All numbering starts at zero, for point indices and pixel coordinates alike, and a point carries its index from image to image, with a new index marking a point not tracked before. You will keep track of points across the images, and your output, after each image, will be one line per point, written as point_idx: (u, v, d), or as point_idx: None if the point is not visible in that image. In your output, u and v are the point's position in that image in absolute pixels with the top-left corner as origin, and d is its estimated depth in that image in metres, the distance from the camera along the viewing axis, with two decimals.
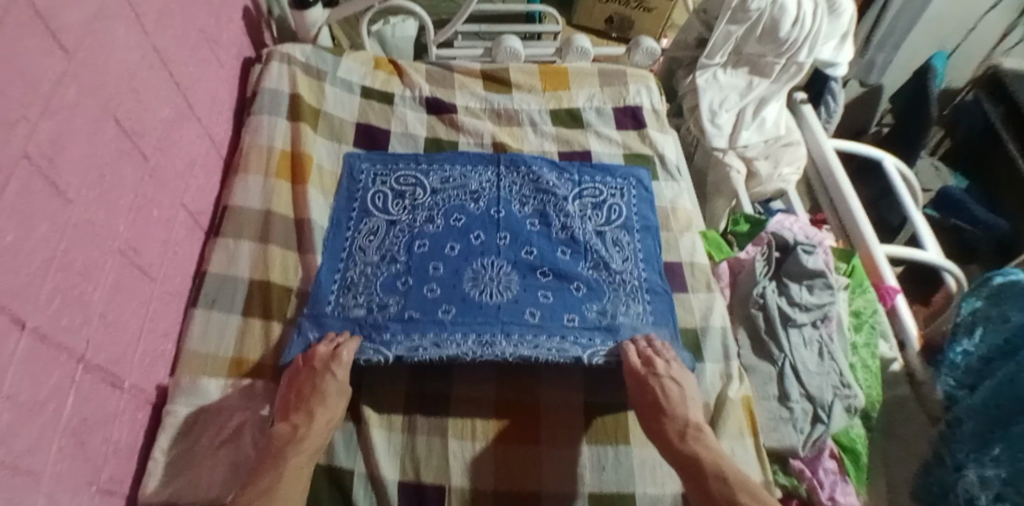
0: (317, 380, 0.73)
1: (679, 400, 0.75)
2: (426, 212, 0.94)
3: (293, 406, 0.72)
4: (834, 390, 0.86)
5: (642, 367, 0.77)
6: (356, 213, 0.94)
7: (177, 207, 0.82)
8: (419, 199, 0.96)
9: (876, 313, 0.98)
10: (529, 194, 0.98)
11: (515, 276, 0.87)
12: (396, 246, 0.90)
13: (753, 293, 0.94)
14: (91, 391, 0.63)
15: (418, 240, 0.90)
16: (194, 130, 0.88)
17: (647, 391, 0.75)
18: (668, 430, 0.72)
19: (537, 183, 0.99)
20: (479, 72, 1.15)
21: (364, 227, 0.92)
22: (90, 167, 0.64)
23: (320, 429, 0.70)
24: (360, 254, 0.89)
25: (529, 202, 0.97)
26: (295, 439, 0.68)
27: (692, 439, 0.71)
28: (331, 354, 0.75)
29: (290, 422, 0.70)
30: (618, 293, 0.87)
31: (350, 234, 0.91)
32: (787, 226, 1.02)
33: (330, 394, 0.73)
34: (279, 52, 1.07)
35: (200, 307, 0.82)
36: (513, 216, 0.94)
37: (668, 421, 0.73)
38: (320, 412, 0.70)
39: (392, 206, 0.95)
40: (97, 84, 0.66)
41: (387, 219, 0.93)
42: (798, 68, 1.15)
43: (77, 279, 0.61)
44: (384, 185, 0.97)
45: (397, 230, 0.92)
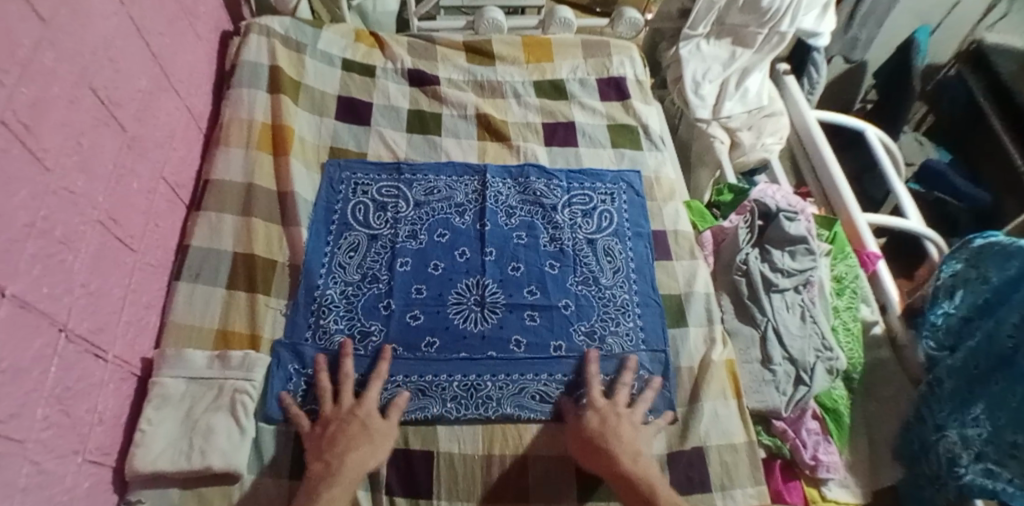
0: (349, 427, 0.70)
1: (631, 435, 0.73)
2: (408, 229, 0.91)
3: (326, 446, 0.69)
4: (816, 352, 0.87)
5: (606, 405, 0.76)
6: (335, 226, 0.90)
7: (157, 179, 0.81)
8: (402, 212, 0.93)
9: (856, 278, 1.00)
10: (516, 205, 0.96)
11: (500, 300, 0.86)
12: (378, 264, 0.88)
13: (736, 260, 0.95)
14: (74, 361, 0.63)
15: (400, 257, 0.88)
16: (172, 102, 0.87)
17: (600, 424, 0.73)
18: (618, 457, 0.70)
19: (524, 193, 0.97)
20: (461, 45, 1.14)
21: (343, 243, 0.89)
22: (68, 135, 0.63)
23: (354, 466, 0.67)
24: (340, 272, 0.86)
25: (516, 213, 0.95)
26: (328, 475, 0.65)
27: (637, 464, 0.69)
28: (351, 404, 0.73)
29: (323, 461, 0.67)
30: (607, 309, 0.87)
31: (329, 250, 0.88)
32: (769, 194, 1.03)
33: (362, 438, 0.69)
34: (258, 24, 1.05)
35: (183, 279, 0.81)
36: (498, 229, 0.93)
37: (617, 452, 0.70)
38: (353, 452, 0.68)
39: (373, 219, 0.92)
40: (74, 51, 0.65)
41: (367, 233, 0.90)
42: (780, 38, 1.14)
43: (57, 247, 0.61)
44: (365, 195, 0.94)
45: (378, 246, 0.89)
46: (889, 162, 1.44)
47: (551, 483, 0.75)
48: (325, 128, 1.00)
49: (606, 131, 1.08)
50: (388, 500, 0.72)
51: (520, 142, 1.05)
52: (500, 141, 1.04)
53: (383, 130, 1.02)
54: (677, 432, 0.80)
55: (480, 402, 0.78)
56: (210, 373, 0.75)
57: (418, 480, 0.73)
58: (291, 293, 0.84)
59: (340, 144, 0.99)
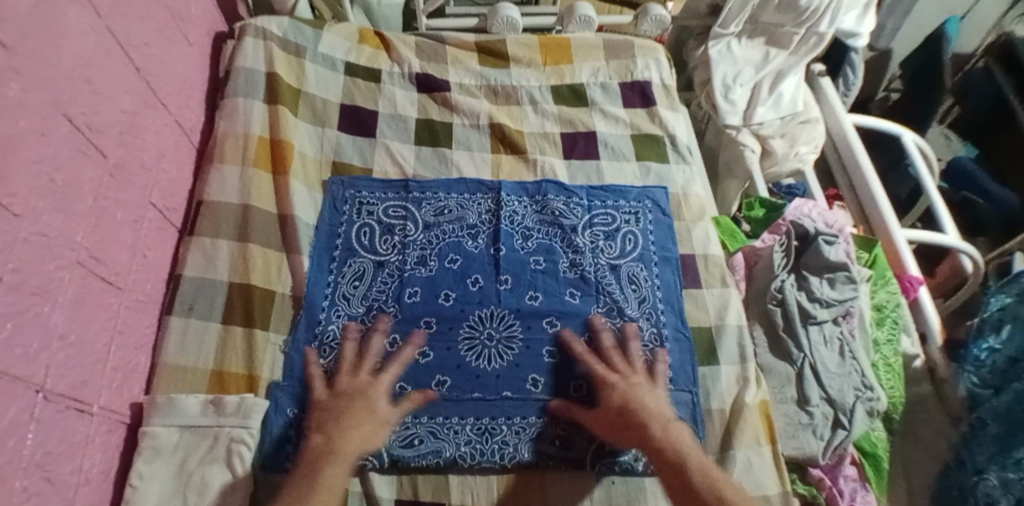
0: (357, 404, 0.68)
1: (653, 402, 0.71)
2: (418, 253, 0.85)
3: (326, 420, 0.67)
4: (856, 392, 0.81)
5: (618, 378, 0.73)
6: (339, 251, 0.84)
7: (146, 205, 0.75)
8: (411, 235, 0.86)
9: (898, 306, 0.92)
10: (533, 227, 0.89)
11: (517, 334, 0.80)
12: (384, 294, 0.81)
13: (770, 287, 0.87)
14: (55, 422, 0.57)
15: (408, 286, 0.82)
16: (160, 118, 0.80)
17: (624, 397, 0.71)
18: (649, 427, 0.67)
19: (542, 213, 0.90)
20: (473, 46, 1.06)
21: (347, 270, 0.82)
22: (39, 172, 0.56)
23: (351, 447, 0.64)
24: (343, 303, 0.80)
25: (533, 236, 0.88)
26: (328, 452, 0.63)
27: (671, 432, 0.67)
28: (367, 380, 0.71)
29: (322, 435, 0.65)
30: (632, 345, 0.80)
31: (332, 278, 0.82)
32: (807, 212, 0.95)
33: (365, 415, 0.68)
34: (254, 26, 0.96)
35: (176, 314, 0.75)
36: (514, 254, 0.86)
37: (648, 419, 0.68)
38: (352, 428, 0.66)
39: (379, 244, 0.85)
40: (45, 77, 0.58)
41: (374, 259, 0.84)
42: (818, 39, 1.06)
43: (31, 300, 0.55)
44: (370, 216, 0.87)
45: (385, 274, 0.83)
46: (925, 168, 1.35)
47: None
48: (328, 141, 0.93)
49: (630, 143, 1.00)
50: None
51: (537, 155, 0.97)
52: (515, 154, 0.97)
53: (390, 142, 0.95)
54: None
55: (495, 447, 0.72)
56: (205, 421, 0.70)
57: None
58: (292, 326, 0.78)
59: (344, 159, 0.92)
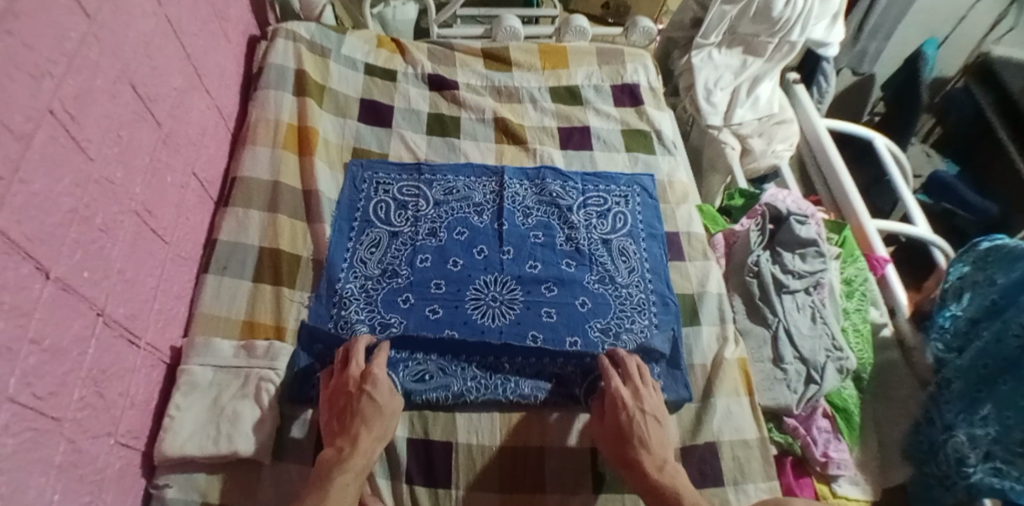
0: (358, 412, 0.70)
1: (658, 441, 0.72)
2: (428, 226, 0.94)
3: (337, 431, 0.69)
4: (826, 352, 0.89)
5: (633, 402, 0.75)
6: (357, 223, 0.93)
7: (189, 175, 0.84)
8: (422, 210, 0.96)
9: (866, 281, 1.01)
10: (532, 206, 0.98)
11: (517, 295, 0.88)
12: (398, 259, 0.90)
13: (747, 261, 0.96)
14: (109, 344, 0.65)
15: (420, 254, 0.91)
16: (203, 101, 0.90)
17: (631, 427, 0.72)
18: (648, 471, 0.69)
19: (541, 194, 1.00)
20: (479, 51, 1.17)
21: (365, 239, 0.92)
22: (108, 127, 0.66)
23: (364, 455, 0.67)
24: (361, 267, 0.89)
25: (532, 213, 0.98)
26: (340, 461, 0.66)
27: (671, 477, 0.68)
28: (360, 374, 0.73)
29: (334, 446, 0.68)
30: (624, 305, 0.89)
31: (351, 245, 0.91)
32: (780, 199, 1.05)
33: (370, 418, 0.70)
34: (285, 30, 1.08)
35: (211, 272, 0.84)
36: (515, 229, 0.95)
37: (645, 461, 0.70)
38: (363, 436, 0.68)
39: (395, 218, 0.95)
40: (115, 48, 0.68)
41: (389, 230, 0.93)
42: (790, 47, 1.18)
43: (97, 234, 0.64)
44: (386, 194, 0.97)
45: (399, 243, 0.92)
46: (897, 171, 1.45)
47: (566, 472, 0.77)
48: (349, 129, 1.03)
49: (620, 136, 1.10)
50: (407, 486, 0.74)
51: (537, 145, 1.07)
52: (517, 144, 1.07)
53: (405, 132, 1.05)
54: (690, 426, 0.81)
55: (498, 382, 0.80)
56: (237, 362, 0.78)
57: (437, 471, 0.75)
58: (314, 286, 0.87)
59: (363, 145, 1.02)
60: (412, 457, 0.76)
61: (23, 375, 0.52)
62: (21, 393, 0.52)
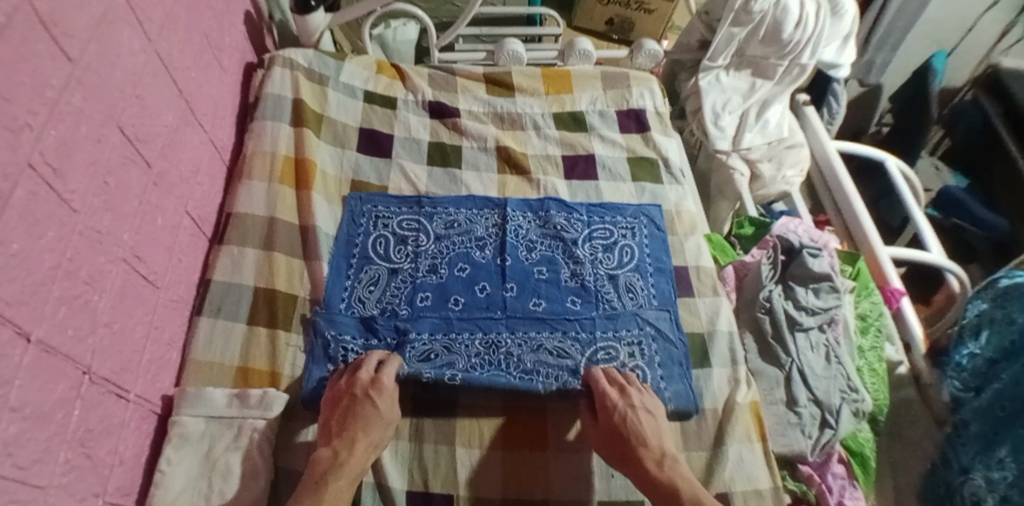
0: (358, 414, 0.72)
1: (651, 431, 0.74)
2: (429, 263, 0.91)
3: (335, 431, 0.71)
4: (842, 394, 0.85)
5: (619, 398, 0.77)
6: (356, 259, 0.90)
7: (181, 214, 0.82)
8: (423, 245, 0.93)
9: (881, 316, 0.98)
10: (536, 240, 0.95)
11: (519, 335, 0.84)
12: (397, 299, 0.87)
13: (759, 297, 0.93)
14: (96, 400, 0.63)
15: (420, 292, 0.88)
16: (196, 135, 0.88)
17: (624, 419, 0.74)
18: (652, 472, 0.70)
19: (545, 227, 0.97)
20: (481, 76, 1.15)
21: (364, 277, 0.89)
22: (94, 174, 0.64)
23: (360, 459, 0.68)
24: (359, 306, 0.86)
25: (536, 248, 0.95)
26: (336, 464, 0.67)
27: (669, 472, 0.70)
28: (369, 379, 0.75)
29: (331, 447, 0.69)
30: (631, 344, 0.85)
31: (350, 283, 0.88)
32: (792, 229, 1.02)
33: (370, 422, 0.71)
34: (282, 57, 1.06)
35: (205, 315, 0.82)
36: (518, 264, 0.92)
37: (644, 453, 0.72)
38: (360, 439, 0.70)
39: (394, 253, 0.92)
40: (102, 91, 0.66)
41: (388, 266, 0.90)
42: (801, 70, 1.15)
43: (82, 288, 0.61)
44: (386, 228, 0.94)
45: (398, 280, 0.89)
46: (908, 191, 1.41)
47: None
48: (347, 161, 1.01)
49: (626, 164, 1.07)
50: None
51: (540, 175, 1.04)
52: (520, 174, 1.04)
53: (404, 163, 1.02)
54: (701, 475, 0.78)
55: (501, 357, 0.82)
56: (229, 412, 0.75)
57: None
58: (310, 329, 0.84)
59: (362, 178, 1.00)
60: None
61: (3, 447, 0.50)
62: (1, 467, 0.49)
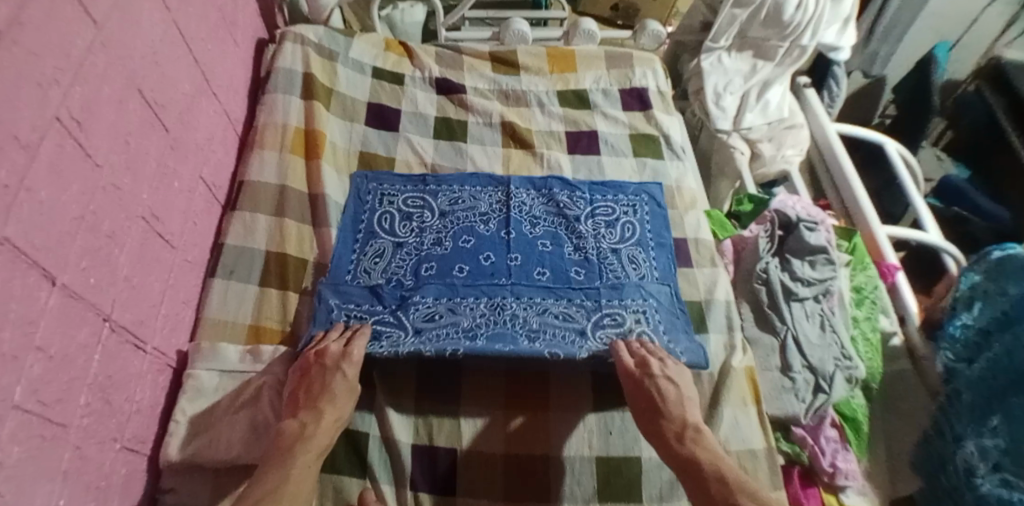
0: (327, 386, 0.72)
1: (674, 403, 0.75)
2: (433, 237, 0.92)
3: (302, 403, 0.71)
4: (835, 361, 0.88)
5: (638, 370, 0.76)
6: (362, 234, 0.91)
7: (196, 180, 0.85)
8: (428, 222, 0.94)
9: (876, 289, 1.00)
10: (539, 216, 0.97)
11: (525, 300, 0.84)
12: (402, 269, 0.88)
13: (756, 268, 0.96)
14: (116, 349, 0.66)
15: (425, 263, 0.88)
16: (211, 106, 0.90)
17: (645, 393, 0.75)
18: (689, 450, 0.70)
19: (548, 204, 0.98)
20: (487, 55, 1.17)
21: (369, 250, 0.89)
22: (116, 134, 0.66)
23: (327, 432, 0.69)
24: (364, 276, 0.86)
25: (540, 223, 0.96)
26: (304, 437, 0.68)
27: (694, 445, 0.71)
28: (339, 350, 0.75)
29: (298, 420, 0.69)
30: (637, 310, 0.85)
31: (355, 256, 0.88)
32: (790, 205, 1.04)
33: (338, 395, 0.72)
34: (293, 33, 1.08)
35: (218, 276, 0.84)
36: (523, 238, 0.93)
37: (667, 423, 0.73)
38: (328, 411, 0.70)
39: (399, 228, 0.93)
40: (123, 56, 0.68)
41: (393, 240, 0.91)
42: (801, 52, 1.17)
43: (104, 241, 0.64)
44: (391, 205, 0.95)
45: (404, 253, 0.90)
46: (908, 175, 1.43)
47: (570, 479, 0.76)
48: (356, 134, 1.03)
49: (628, 141, 1.10)
50: (412, 494, 0.74)
51: (544, 150, 1.07)
52: (524, 148, 1.07)
53: (411, 136, 1.05)
54: None
55: (507, 319, 0.82)
56: (243, 367, 0.78)
57: (442, 476, 0.75)
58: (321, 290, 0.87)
59: (370, 150, 1.02)
60: (416, 462, 0.76)
61: (29, 383, 0.52)
62: (27, 402, 0.52)
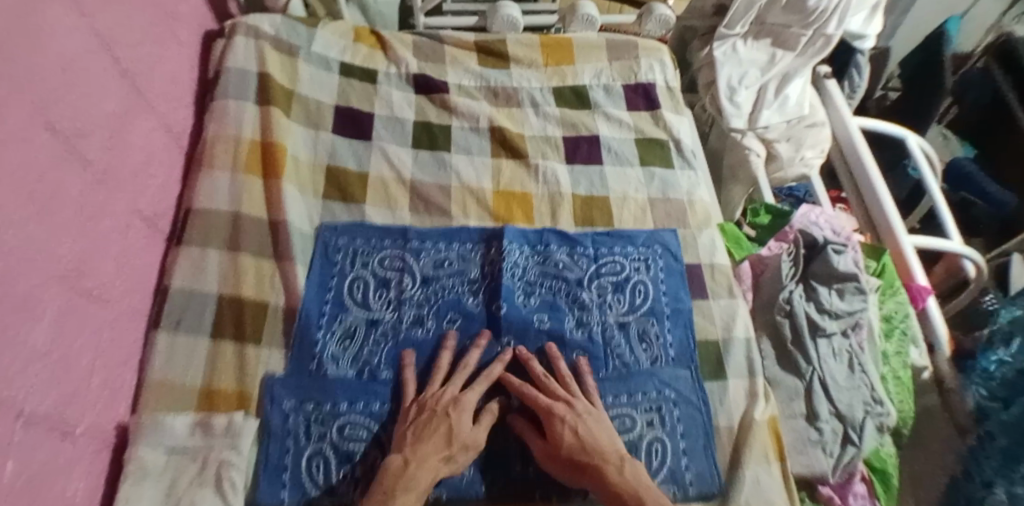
0: (433, 425, 0.67)
1: (605, 434, 0.68)
2: (414, 311, 0.79)
3: (407, 440, 0.65)
4: (865, 407, 0.79)
5: (564, 409, 0.69)
6: (330, 307, 0.78)
7: (131, 214, 0.71)
8: (407, 291, 0.80)
9: (907, 317, 0.90)
10: (535, 281, 0.83)
11: (519, 403, 0.74)
12: (377, 357, 0.75)
13: (779, 298, 0.85)
14: (37, 442, 0.53)
15: (404, 349, 0.76)
16: (147, 122, 0.76)
17: (574, 430, 0.67)
18: (606, 469, 0.65)
19: (545, 265, 0.84)
20: (472, 45, 1.03)
21: (338, 329, 0.76)
22: (20, 183, 0.53)
23: (429, 473, 0.63)
24: (331, 366, 0.74)
25: (536, 291, 0.83)
26: (404, 479, 0.61)
27: (620, 471, 0.65)
28: (451, 397, 0.69)
29: (401, 456, 0.64)
30: (649, 411, 0.75)
31: (321, 338, 0.75)
32: (813, 218, 0.93)
33: (442, 437, 0.66)
34: (244, 25, 0.93)
35: (163, 329, 0.73)
36: (517, 311, 0.80)
37: (604, 464, 0.65)
38: (431, 455, 0.64)
39: (373, 300, 0.79)
40: (26, 82, 0.55)
41: (367, 316, 0.78)
42: (825, 42, 1.03)
43: (12, 316, 0.51)
44: (365, 268, 0.81)
45: (378, 334, 0.77)
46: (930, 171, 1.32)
47: None
48: (322, 145, 0.89)
49: (634, 148, 0.97)
50: None
51: (538, 159, 0.94)
52: (516, 158, 0.94)
53: (386, 146, 0.91)
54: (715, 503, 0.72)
55: (499, 430, 0.72)
56: (193, 442, 0.67)
57: None
58: (286, 341, 0.75)
59: (339, 164, 0.88)
60: None
61: None
62: None
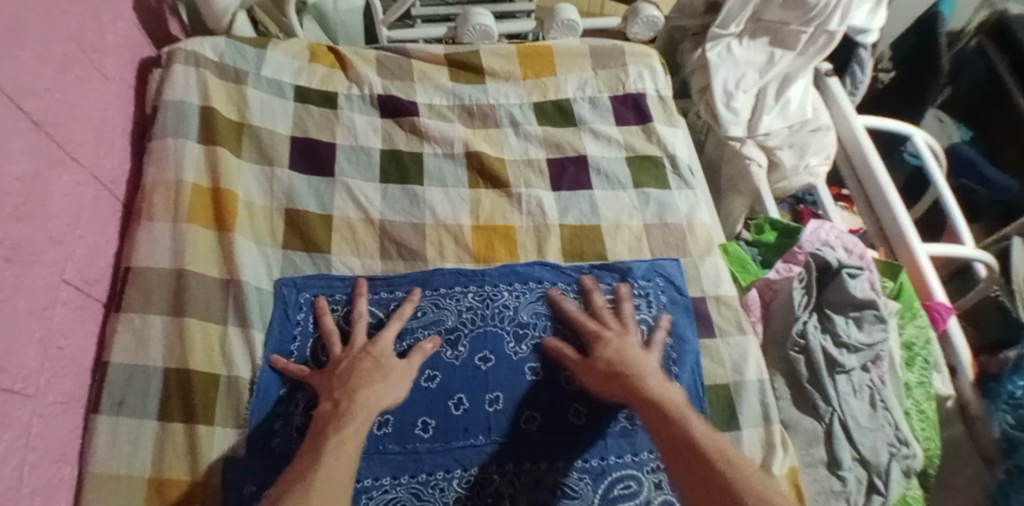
0: (360, 365, 0.64)
1: (642, 360, 0.65)
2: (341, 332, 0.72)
3: (333, 387, 0.62)
4: (890, 449, 0.72)
5: (611, 334, 0.69)
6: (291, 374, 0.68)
7: (56, 284, 0.61)
8: None
9: (929, 342, 0.83)
10: (525, 325, 0.73)
11: (511, 470, 0.65)
12: None
13: (792, 332, 0.78)
14: None
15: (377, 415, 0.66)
16: (71, 174, 0.65)
17: (618, 351, 0.66)
18: (641, 380, 0.62)
19: (535, 306, 0.74)
20: (443, 58, 0.93)
21: (301, 398, 0.67)
22: None
23: (365, 406, 0.60)
24: (295, 441, 0.65)
25: (528, 336, 0.72)
26: (337, 414, 0.58)
27: (658, 386, 0.61)
28: (365, 344, 0.68)
29: (330, 401, 0.61)
30: (657, 471, 0.67)
31: (283, 410, 0.66)
32: (823, 236, 0.85)
33: (373, 377, 0.63)
34: (184, 51, 0.82)
35: (104, 412, 0.63)
36: (506, 363, 0.70)
37: (643, 377, 0.62)
38: (362, 390, 0.61)
39: None
40: None
41: None
42: (827, 39, 0.95)
43: None
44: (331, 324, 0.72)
45: None
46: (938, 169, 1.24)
47: None
48: (278, 184, 0.80)
49: (626, 167, 0.88)
50: None
51: (520, 187, 0.85)
52: (497, 187, 0.85)
53: (351, 182, 0.82)
54: None
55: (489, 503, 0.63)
56: None
57: None
58: (239, 417, 0.66)
59: (299, 206, 0.79)
60: None
61: None
62: None
